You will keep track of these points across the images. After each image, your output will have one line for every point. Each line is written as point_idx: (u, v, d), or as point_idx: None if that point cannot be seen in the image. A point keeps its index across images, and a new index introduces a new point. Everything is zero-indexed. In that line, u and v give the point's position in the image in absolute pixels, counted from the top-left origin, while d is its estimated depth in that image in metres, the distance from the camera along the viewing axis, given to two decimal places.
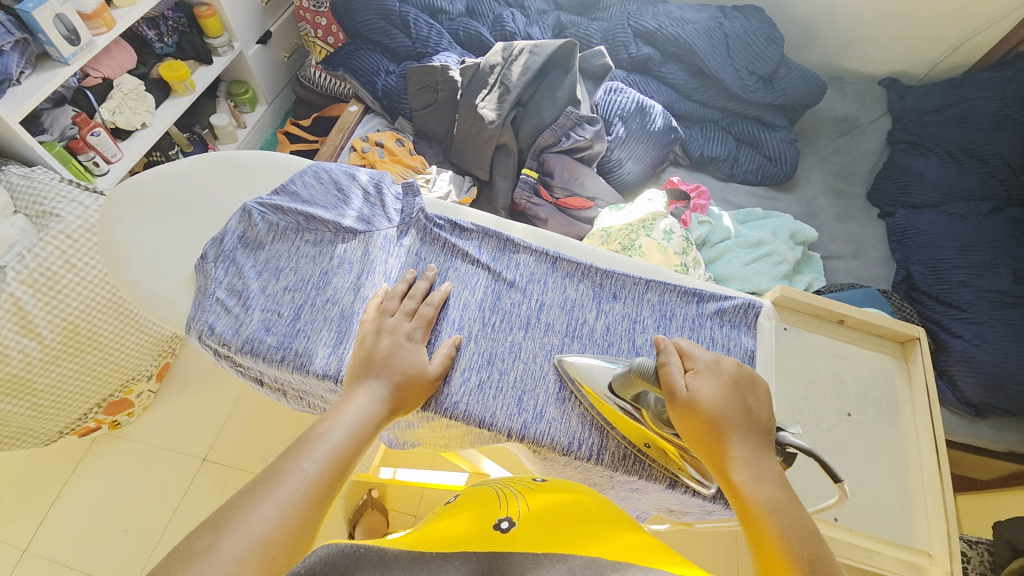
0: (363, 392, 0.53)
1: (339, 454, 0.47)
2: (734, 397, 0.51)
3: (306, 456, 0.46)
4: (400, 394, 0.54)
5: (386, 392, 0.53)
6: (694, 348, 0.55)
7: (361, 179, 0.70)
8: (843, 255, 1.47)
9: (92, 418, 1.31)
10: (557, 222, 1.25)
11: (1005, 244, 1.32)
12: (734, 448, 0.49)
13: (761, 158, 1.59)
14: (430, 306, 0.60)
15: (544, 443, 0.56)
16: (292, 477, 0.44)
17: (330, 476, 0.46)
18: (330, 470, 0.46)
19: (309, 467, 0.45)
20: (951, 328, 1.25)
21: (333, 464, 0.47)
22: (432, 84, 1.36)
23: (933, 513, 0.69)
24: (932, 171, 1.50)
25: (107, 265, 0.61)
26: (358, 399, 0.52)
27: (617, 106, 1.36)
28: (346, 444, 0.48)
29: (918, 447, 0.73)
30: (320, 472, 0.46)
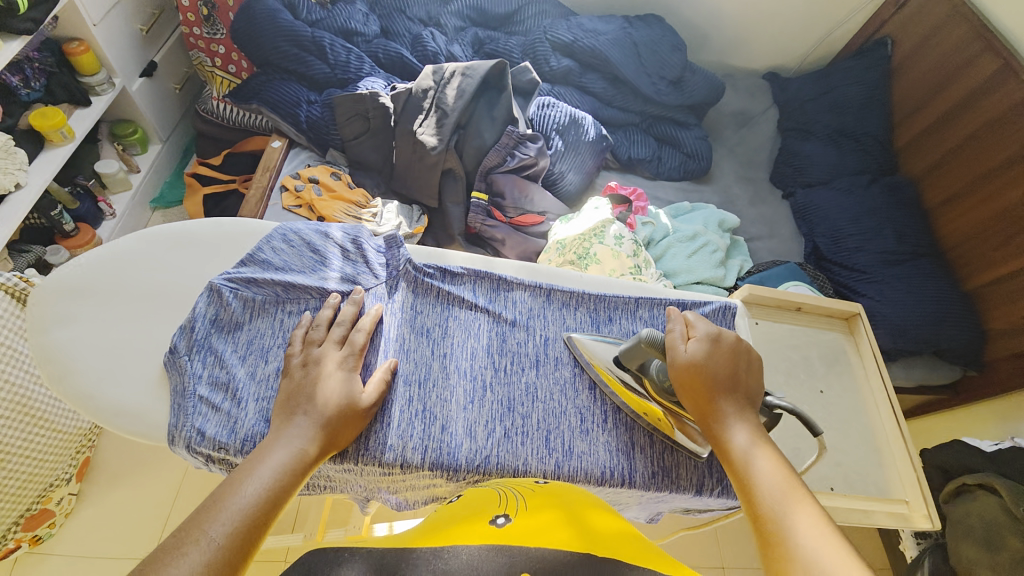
0: (281, 439, 0.49)
1: (254, 510, 0.43)
2: (724, 366, 0.56)
3: (215, 518, 0.42)
4: (328, 434, 0.50)
5: (308, 435, 0.49)
6: (693, 319, 0.60)
7: (335, 235, 0.66)
8: (761, 236, 1.65)
9: (12, 537, 1.12)
10: (515, 241, 1.26)
11: (885, 210, 1.56)
12: (723, 409, 0.54)
13: (681, 156, 1.73)
14: (361, 332, 0.57)
15: (578, 478, 0.58)
16: (201, 539, 0.40)
17: (244, 535, 0.42)
18: (244, 526, 0.42)
19: (216, 530, 0.41)
20: (858, 289, 1.46)
21: (246, 524, 0.42)
22: (362, 111, 1.31)
23: (902, 467, 0.76)
24: (820, 153, 1.73)
25: (52, 378, 0.55)
26: (283, 444, 0.49)
27: (552, 120, 1.40)
28: (261, 499, 0.45)
29: (877, 409, 0.80)
30: (231, 536, 0.41)
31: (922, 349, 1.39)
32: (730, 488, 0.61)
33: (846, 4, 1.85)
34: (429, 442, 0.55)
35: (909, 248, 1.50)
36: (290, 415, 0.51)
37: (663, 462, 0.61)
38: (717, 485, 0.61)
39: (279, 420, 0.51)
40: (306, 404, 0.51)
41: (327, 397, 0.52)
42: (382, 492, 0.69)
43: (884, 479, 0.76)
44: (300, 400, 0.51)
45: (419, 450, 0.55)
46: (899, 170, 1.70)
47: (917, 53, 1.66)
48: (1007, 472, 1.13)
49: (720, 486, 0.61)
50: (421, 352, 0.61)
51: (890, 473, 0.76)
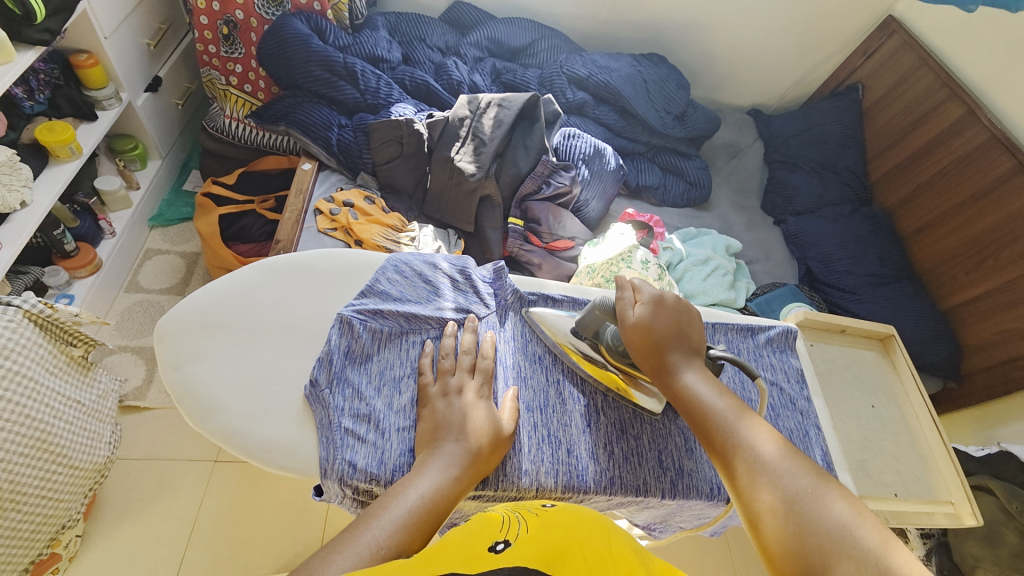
0: (435, 459, 0.51)
1: (408, 525, 0.45)
2: (671, 323, 0.59)
3: (376, 523, 0.44)
4: (475, 458, 0.52)
5: (461, 457, 0.52)
6: (638, 283, 0.61)
7: (443, 266, 0.68)
8: (759, 259, 1.79)
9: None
10: (550, 266, 1.31)
11: (868, 237, 1.74)
12: (676, 366, 0.58)
13: (684, 184, 1.85)
14: (487, 358, 0.60)
15: (692, 495, 0.61)
16: (363, 544, 0.42)
17: (400, 545, 0.43)
18: (402, 534, 0.44)
19: (379, 537, 0.43)
20: (851, 309, 1.60)
21: (404, 533, 0.44)
22: (397, 137, 1.33)
23: (945, 469, 0.85)
24: (806, 184, 1.90)
25: (190, 414, 0.56)
26: (435, 465, 0.51)
27: (578, 150, 1.47)
28: (420, 513, 0.46)
29: (918, 420, 0.89)
30: (391, 543, 0.43)
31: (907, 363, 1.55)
32: None
33: (823, 52, 2.06)
34: (559, 465, 0.58)
35: (892, 271, 1.67)
36: (438, 438, 0.53)
37: None
38: None
39: (428, 446, 0.53)
40: (453, 430, 0.54)
41: (473, 424, 0.54)
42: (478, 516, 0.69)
43: (929, 482, 0.84)
44: (447, 428, 0.54)
45: (551, 474, 0.57)
46: (874, 201, 1.90)
47: (888, 98, 1.87)
48: (997, 473, 1.23)
49: None
50: (538, 381, 0.63)
51: (935, 477, 0.85)
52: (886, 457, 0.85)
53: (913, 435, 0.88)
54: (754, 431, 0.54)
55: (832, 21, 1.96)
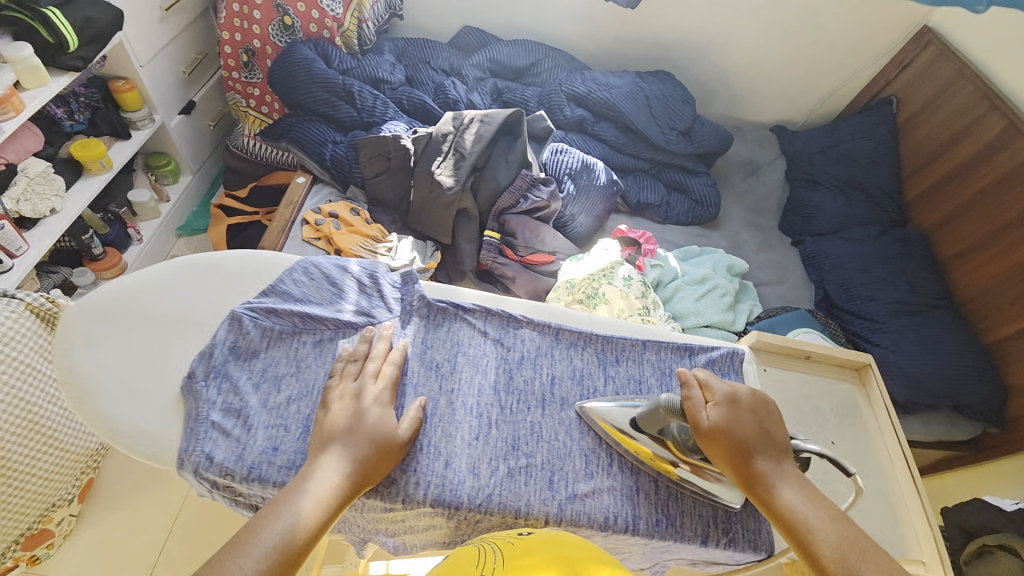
0: (325, 466, 0.51)
1: (281, 552, 0.45)
2: (751, 422, 0.56)
3: (251, 549, 0.44)
4: (365, 464, 0.52)
5: (348, 465, 0.51)
6: (705, 379, 0.59)
7: (353, 270, 0.68)
8: (770, 282, 1.66)
9: (7, 558, 1.12)
10: (524, 280, 1.29)
11: (896, 261, 1.57)
12: (762, 470, 0.54)
13: (689, 202, 1.78)
14: (371, 361, 0.59)
15: (582, 522, 0.56)
16: (230, 574, 0.43)
17: (271, 571, 0.44)
18: (278, 556, 0.45)
19: (247, 565, 0.43)
20: (870, 339, 1.44)
21: (275, 558, 0.45)
22: (385, 152, 1.37)
23: (919, 525, 0.74)
24: (828, 203, 1.76)
25: (73, 399, 0.57)
26: (322, 473, 0.50)
27: (565, 165, 1.46)
28: (304, 529, 0.47)
29: (892, 464, 0.78)
30: (263, 569, 0.44)
31: (939, 404, 1.36)
32: (736, 539, 0.58)
33: (851, 65, 1.93)
34: (432, 477, 0.55)
35: (924, 299, 1.49)
36: (326, 441, 0.53)
37: (669, 509, 0.59)
38: (725, 537, 0.58)
39: (316, 448, 0.52)
40: (341, 434, 0.53)
41: (368, 431, 0.53)
42: (378, 533, 0.67)
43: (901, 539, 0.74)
44: (335, 432, 0.53)
45: (422, 486, 0.55)
46: (910, 222, 1.72)
47: (926, 110, 1.71)
48: None
49: (727, 537, 0.58)
50: (430, 389, 0.62)
51: (908, 532, 0.75)
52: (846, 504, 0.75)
53: (885, 481, 0.77)
54: (854, 546, 0.49)
55: (860, 32, 1.84)
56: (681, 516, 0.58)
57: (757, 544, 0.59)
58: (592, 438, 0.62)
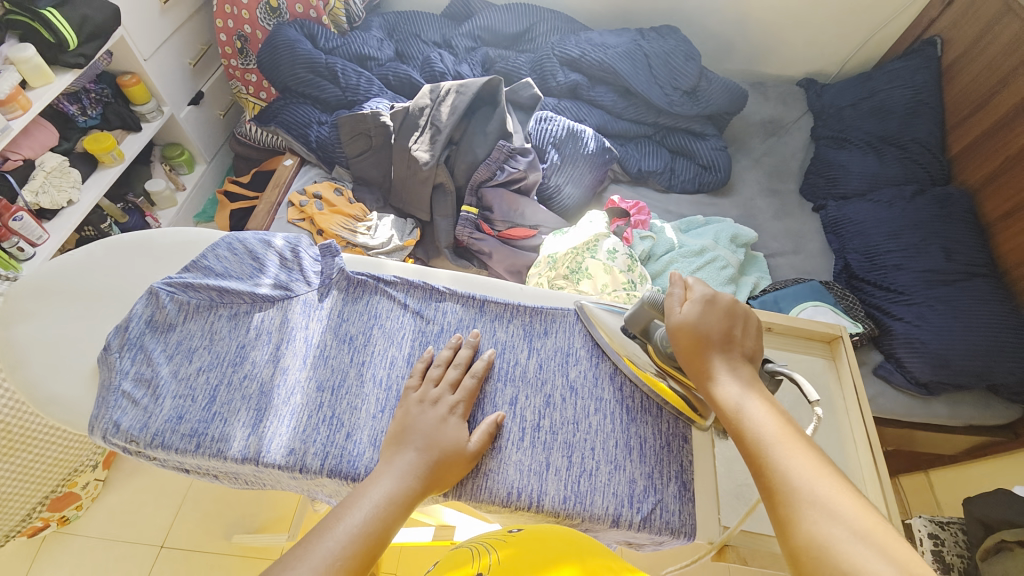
0: (398, 465, 0.52)
1: (360, 539, 0.47)
2: (721, 323, 0.55)
3: (330, 534, 0.46)
4: (437, 471, 0.52)
5: (423, 468, 0.52)
6: (690, 278, 0.58)
7: (277, 244, 0.68)
8: (784, 251, 1.53)
9: (39, 516, 1.26)
10: (501, 255, 1.26)
11: (932, 224, 1.38)
12: (719, 366, 0.53)
13: (695, 168, 1.65)
14: None
15: (483, 497, 0.54)
16: (317, 556, 0.45)
17: (354, 558, 0.46)
18: (354, 545, 0.46)
19: (331, 549, 0.45)
20: (892, 312, 1.29)
21: (357, 545, 0.47)
22: (365, 130, 1.36)
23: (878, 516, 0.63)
24: (856, 162, 1.58)
25: (3, 370, 0.60)
26: (391, 473, 0.51)
27: (549, 134, 1.39)
28: (372, 522, 0.48)
29: (855, 449, 0.68)
30: (344, 554, 0.46)
31: (971, 384, 1.20)
32: (652, 521, 0.54)
33: (890, 3, 1.70)
34: (330, 449, 0.55)
35: (961, 267, 1.31)
36: (403, 441, 0.54)
37: (579, 487, 0.56)
38: (638, 517, 0.54)
39: (395, 448, 0.53)
40: (417, 438, 0.54)
41: (439, 440, 0.54)
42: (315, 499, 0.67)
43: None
44: (412, 435, 0.54)
45: (319, 456, 0.55)
46: (953, 180, 1.52)
47: (978, 50, 1.48)
48: None
49: (641, 518, 0.55)
50: (342, 360, 0.61)
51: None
52: None
53: (845, 467, 0.68)
54: (796, 451, 0.46)
55: None
56: (592, 494, 0.55)
57: (673, 526, 0.55)
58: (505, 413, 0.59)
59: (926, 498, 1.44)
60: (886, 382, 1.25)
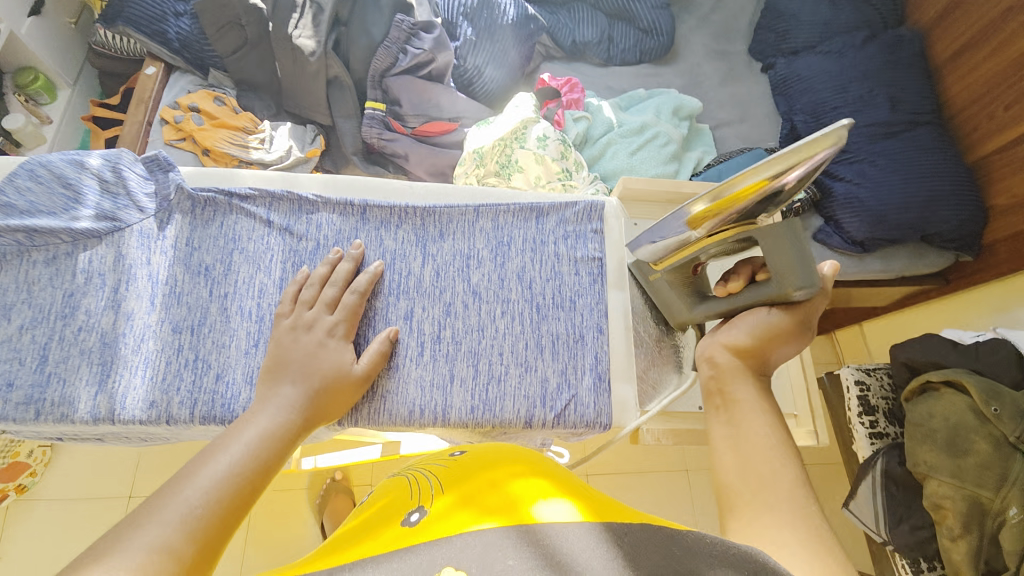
0: (274, 400, 0.45)
1: (235, 480, 0.39)
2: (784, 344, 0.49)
3: (192, 482, 0.37)
4: (320, 400, 0.47)
5: (302, 399, 0.46)
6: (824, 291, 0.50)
7: (92, 164, 0.55)
8: (731, 121, 1.42)
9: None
10: (419, 155, 1.11)
11: (880, 73, 1.29)
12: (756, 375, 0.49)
13: (635, 33, 1.46)
14: None
15: (383, 420, 0.50)
16: (171, 507, 0.35)
17: (224, 503, 0.37)
18: (229, 486, 0.38)
19: (194, 496, 0.36)
20: (834, 172, 1.25)
21: (229, 489, 0.38)
22: (233, 19, 1.12)
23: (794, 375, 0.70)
24: (807, 9, 1.41)
25: None
26: (268, 409, 0.44)
27: (457, 3, 1.18)
28: (251, 461, 0.40)
29: None
30: (211, 502, 0.36)
31: (906, 238, 1.20)
32: (566, 417, 0.52)
33: None
34: (200, 395, 0.48)
35: (905, 116, 1.25)
36: (278, 377, 0.47)
37: (488, 395, 0.52)
38: (550, 415, 0.52)
39: (269, 386, 0.46)
40: (292, 371, 0.47)
41: (318, 366, 0.48)
42: None
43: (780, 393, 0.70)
44: (287, 367, 0.47)
45: (187, 405, 0.48)
46: (906, 21, 1.40)
47: None
48: (982, 369, 0.99)
49: (554, 417, 0.52)
50: (198, 295, 0.52)
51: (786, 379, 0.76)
52: None
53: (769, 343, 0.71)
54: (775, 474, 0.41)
55: None
56: (501, 400, 0.51)
57: (588, 418, 0.52)
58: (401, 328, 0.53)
59: (858, 347, 1.58)
60: (825, 247, 1.24)
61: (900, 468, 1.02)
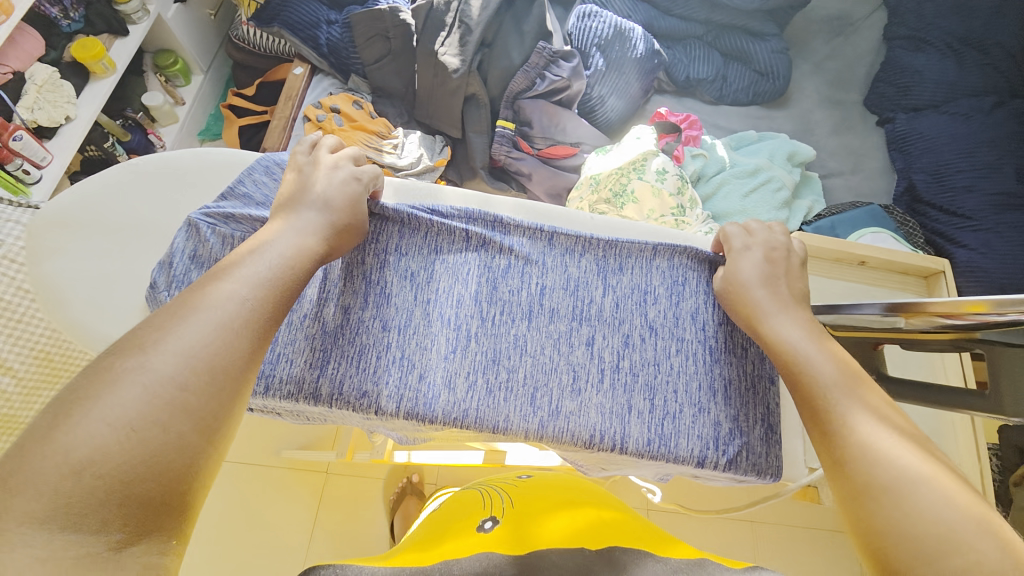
0: (292, 223, 0.49)
1: (271, 282, 0.44)
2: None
3: (233, 282, 0.42)
4: (335, 231, 0.51)
5: (320, 225, 0.50)
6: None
7: None
8: (841, 172, 1.39)
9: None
10: (541, 176, 1.17)
11: (1011, 140, 1.25)
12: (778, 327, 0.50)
13: (750, 74, 1.45)
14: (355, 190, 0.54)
15: (564, 440, 0.53)
16: (224, 300, 0.40)
17: (265, 300, 0.42)
18: (267, 284, 0.43)
19: (241, 291, 0.42)
20: (956, 239, 1.21)
21: (269, 291, 0.43)
22: (383, 31, 1.19)
23: (965, 460, 0.77)
24: (933, 67, 1.36)
25: (46, 309, 0.56)
26: (291, 231, 0.49)
27: (593, 34, 1.22)
28: (279, 267, 0.45)
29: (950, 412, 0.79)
30: (256, 296, 0.42)
31: None
32: (739, 463, 0.53)
33: None
34: (406, 391, 0.53)
35: None
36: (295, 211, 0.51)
37: (664, 430, 0.54)
38: (723, 459, 0.53)
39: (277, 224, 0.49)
40: (314, 202, 0.51)
41: (335, 203, 0.52)
42: (381, 429, 0.67)
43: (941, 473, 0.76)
44: (309, 200, 0.52)
45: (394, 399, 0.53)
46: None
47: None
48: None
49: (727, 460, 0.53)
50: (406, 299, 0.57)
51: (952, 466, 0.76)
52: None
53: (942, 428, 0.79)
54: (861, 405, 0.41)
55: None
56: (678, 437, 0.53)
57: (759, 468, 0.54)
58: (582, 353, 0.56)
59: None
60: None
61: None
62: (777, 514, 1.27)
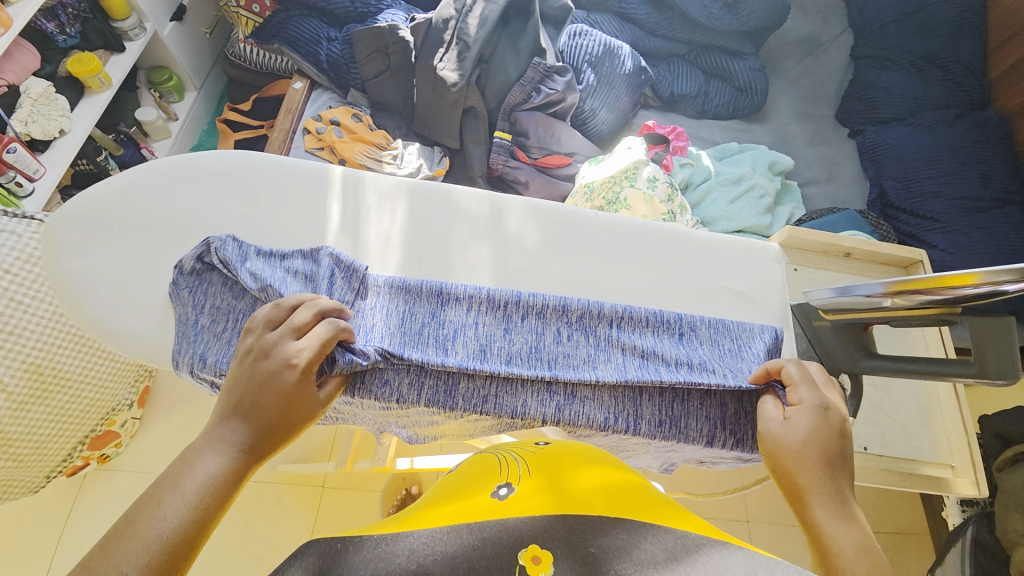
0: (214, 439, 0.47)
1: (169, 542, 0.41)
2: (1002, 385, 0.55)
3: (125, 547, 0.39)
4: (261, 439, 0.48)
5: (244, 438, 0.48)
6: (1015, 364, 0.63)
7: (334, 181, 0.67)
8: (818, 180, 1.47)
9: (78, 456, 1.14)
10: (538, 184, 1.22)
11: (971, 149, 1.35)
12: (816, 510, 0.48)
13: (731, 90, 1.53)
14: (306, 353, 0.50)
15: (580, 423, 0.58)
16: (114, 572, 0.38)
17: (163, 561, 0.40)
18: (168, 547, 0.40)
19: (130, 563, 0.39)
20: (927, 240, 1.29)
21: (170, 548, 0.40)
22: (383, 47, 1.23)
23: (954, 433, 0.83)
24: (898, 83, 1.47)
25: (69, 305, 0.60)
26: (212, 450, 0.46)
27: (584, 51, 1.29)
28: (192, 512, 0.43)
29: (937, 388, 0.86)
30: (148, 566, 0.39)
31: None
32: (743, 441, 0.59)
33: None
34: (430, 380, 0.57)
35: (995, 193, 1.31)
36: (237, 417, 0.49)
37: (671, 412, 0.59)
38: (730, 437, 0.59)
39: (208, 443, 0.47)
40: (241, 405, 0.49)
41: (264, 400, 0.49)
42: (391, 425, 0.70)
43: (934, 446, 0.83)
44: (238, 401, 0.49)
45: (418, 388, 0.57)
46: (990, 104, 1.46)
47: None
48: None
49: (732, 439, 0.59)
50: (426, 303, 0.62)
51: (940, 437, 0.84)
52: (881, 426, 0.84)
53: (930, 406, 0.86)
54: None
55: None
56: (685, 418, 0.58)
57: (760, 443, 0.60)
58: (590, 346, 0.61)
59: None
60: None
61: (991, 537, 1.01)
62: (770, 512, 1.29)
